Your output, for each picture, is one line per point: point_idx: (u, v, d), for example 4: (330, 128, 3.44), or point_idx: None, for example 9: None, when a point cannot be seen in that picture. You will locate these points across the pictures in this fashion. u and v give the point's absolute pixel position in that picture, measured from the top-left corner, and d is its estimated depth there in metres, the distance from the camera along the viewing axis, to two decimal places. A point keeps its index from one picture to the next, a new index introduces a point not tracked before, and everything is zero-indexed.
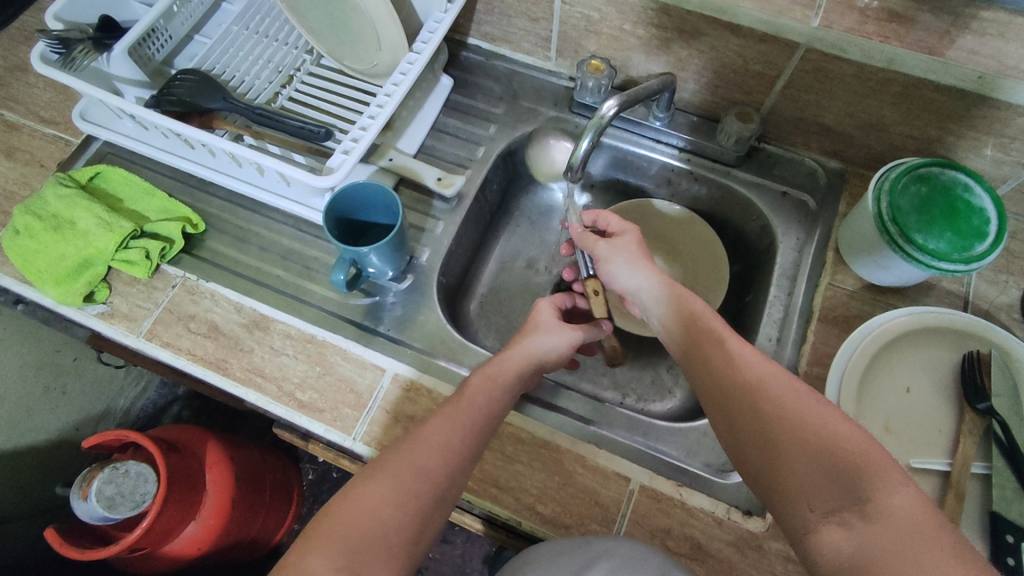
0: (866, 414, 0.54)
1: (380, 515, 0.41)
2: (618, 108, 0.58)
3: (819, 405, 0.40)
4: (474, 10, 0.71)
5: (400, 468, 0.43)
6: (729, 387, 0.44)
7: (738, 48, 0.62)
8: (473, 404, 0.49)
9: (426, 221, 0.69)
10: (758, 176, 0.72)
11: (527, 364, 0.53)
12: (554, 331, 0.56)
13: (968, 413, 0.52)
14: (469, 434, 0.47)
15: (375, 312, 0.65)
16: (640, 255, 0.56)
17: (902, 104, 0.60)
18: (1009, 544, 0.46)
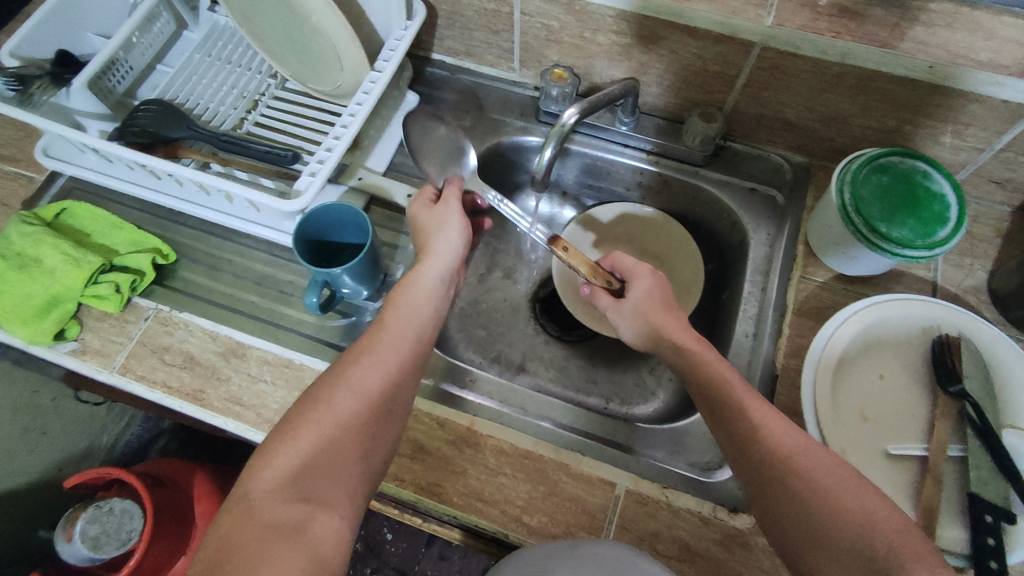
0: (844, 403, 0.54)
1: (321, 435, 0.43)
2: (579, 115, 0.58)
3: (841, 472, 0.42)
4: (435, 26, 0.72)
5: (336, 393, 0.46)
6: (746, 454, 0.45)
7: (696, 50, 0.63)
8: (395, 321, 0.52)
9: (399, 237, 0.68)
10: (726, 174, 0.72)
11: (438, 267, 0.57)
12: (441, 221, 0.59)
13: (942, 397, 0.53)
14: (396, 350, 0.50)
15: (353, 333, 0.64)
16: (653, 311, 0.58)
17: (859, 96, 0.61)
18: (989, 524, 0.46)
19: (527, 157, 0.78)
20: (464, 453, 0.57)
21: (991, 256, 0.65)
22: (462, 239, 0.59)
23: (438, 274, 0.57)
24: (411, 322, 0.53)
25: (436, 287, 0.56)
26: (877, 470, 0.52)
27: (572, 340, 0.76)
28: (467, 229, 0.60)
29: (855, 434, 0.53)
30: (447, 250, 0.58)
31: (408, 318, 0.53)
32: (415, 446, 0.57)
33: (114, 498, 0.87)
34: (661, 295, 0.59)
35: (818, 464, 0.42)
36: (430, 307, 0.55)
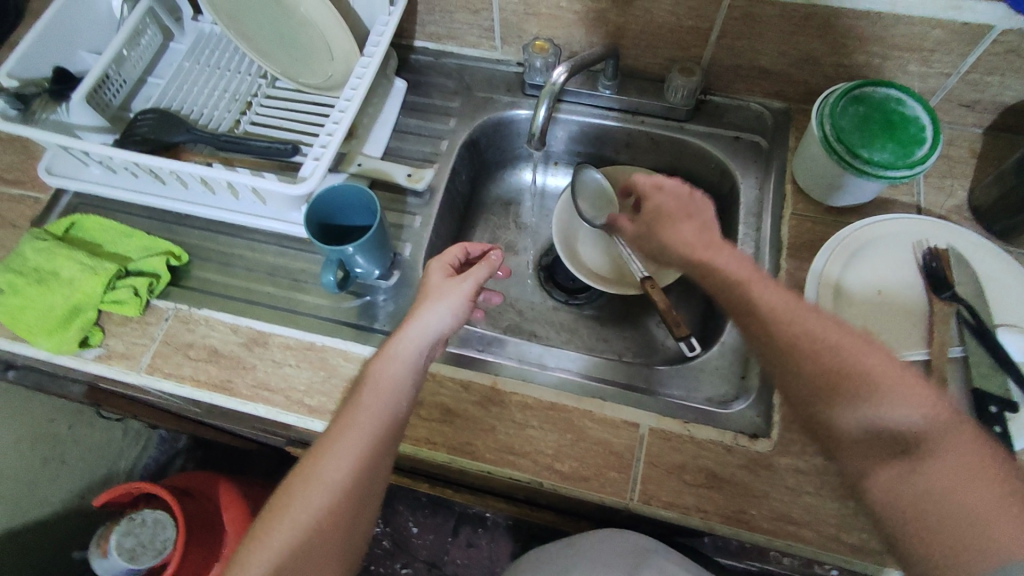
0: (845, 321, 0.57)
1: (301, 538, 0.46)
2: (568, 74, 0.59)
3: (872, 355, 0.46)
4: (416, 12, 0.75)
5: (312, 490, 0.47)
6: (779, 336, 0.48)
7: (670, 8, 0.66)
8: (374, 397, 0.50)
9: (403, 218, 0.70)
10: (710, 126, 0.75)
11: (418, 343, 0.52)
12: (442, 292, 0.55)
13: (936, 303, 0.55)
14: (372, 433, 0.49)
15: (368, 311, 0.66)
16: (455, 309, 0.54)
17: (827, 36, 0.65)
18: (993, 413, 0.49)
19: (518, 132, 0.79)
20: (491, 411, 0.59)
21: (968, 176, 0.68)
22: (453, 317, 0.55)
23: (418, 346, 0.52)
24: (387, 394, 0.50)
25: (414, 362, 0.52)
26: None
27: (579, 303, 0.77)
28: (460, 312, 0.55)
29: None
30: (433, 323, 0.53)
31: (382, 396, 0.50)
32: (444, 409, 0.59)
33: (146, 510, 0.88)
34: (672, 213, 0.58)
35: (872, 364, 0.45)
36: (413, 378, 0.52)
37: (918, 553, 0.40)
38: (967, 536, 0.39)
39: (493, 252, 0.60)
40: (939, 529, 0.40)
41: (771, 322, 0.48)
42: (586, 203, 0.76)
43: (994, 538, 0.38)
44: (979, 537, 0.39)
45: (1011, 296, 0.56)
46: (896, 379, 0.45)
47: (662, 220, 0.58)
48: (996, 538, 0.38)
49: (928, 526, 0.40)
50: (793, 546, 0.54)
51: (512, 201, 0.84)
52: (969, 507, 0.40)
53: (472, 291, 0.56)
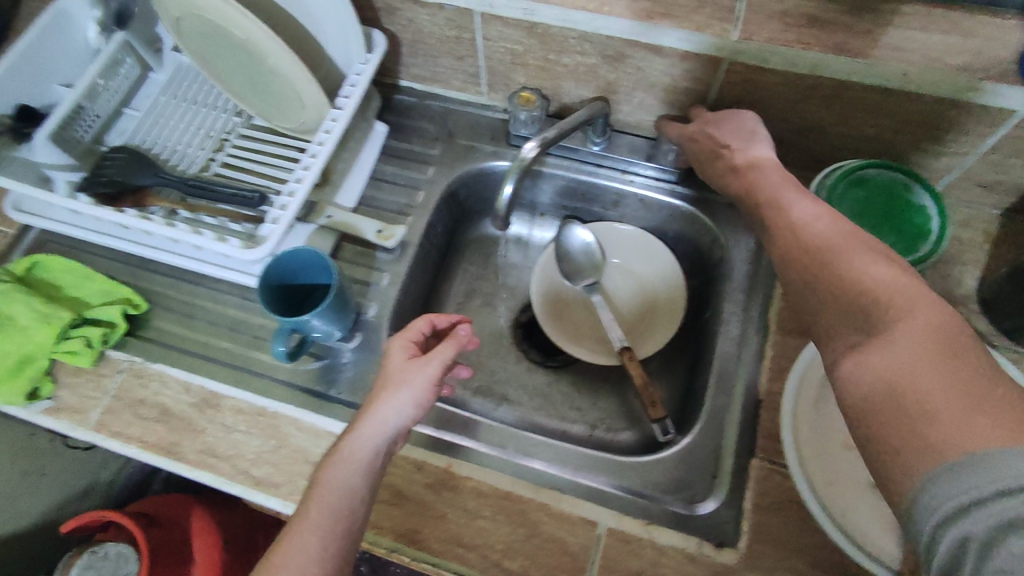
0: (826, 433, 0.54)
1: None
2: (540, 147, 0.56)
3: (860, 256, 0.43)
4: (399, 54, 0.71)
5: None
6: (780, 239, 0.49)
7: (663, 68, 0.61)
8: (321, 510, 0.46)
9: (371, 274, 0.67)
10: (704, 190, 0.70)
11: (376, 441, 0.49)
12: (404, 379, 0.52)
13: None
14: (322, 547, 0.44)
15: (328, 375, 0.63)
16: (418, 398, 0.51)
17: (833, 106, 0.60)
18: None
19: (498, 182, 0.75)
20: (443, 497, 0.56)
21: (980, 263, 0.63)
22: (416, 407, 0.51)
23: (373, 443, 0.49)
24: (336, 506, 0.46)
25: (370, 463, 0.48)
26: (862, 502, 0.51)
27: (555, 365, 0.74)
28: (424, 402, 0.52)
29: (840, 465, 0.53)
30: (393, 415, 0.50)
31: (335, 503, 0.46)
32: (394, 491, 0.56)
33: (107, 543, 0.89)
34: (717, 124, 0.59)
35: (852, 265, 0.43)
36: (367, 482, 0.48)
37: (872, 451, 0.36)
38: (909, 421, 0.34)
39: (460, 326, 0.56)
40: (885, 409, 0.36)
41: (779, 225, 0.49)
42: (569, 268, 0.74)
43: (934, 413, 0.33)
44: (921, 420, 0.34)
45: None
46: (877, 274, 0.41)
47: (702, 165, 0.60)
48: (941, 414, 0.33)
49: (876, 412, 0.36)
50: None
51: (494, 250, 0.80)
52: (918, 388, 0.35)
53: (436, 378, 0.52)
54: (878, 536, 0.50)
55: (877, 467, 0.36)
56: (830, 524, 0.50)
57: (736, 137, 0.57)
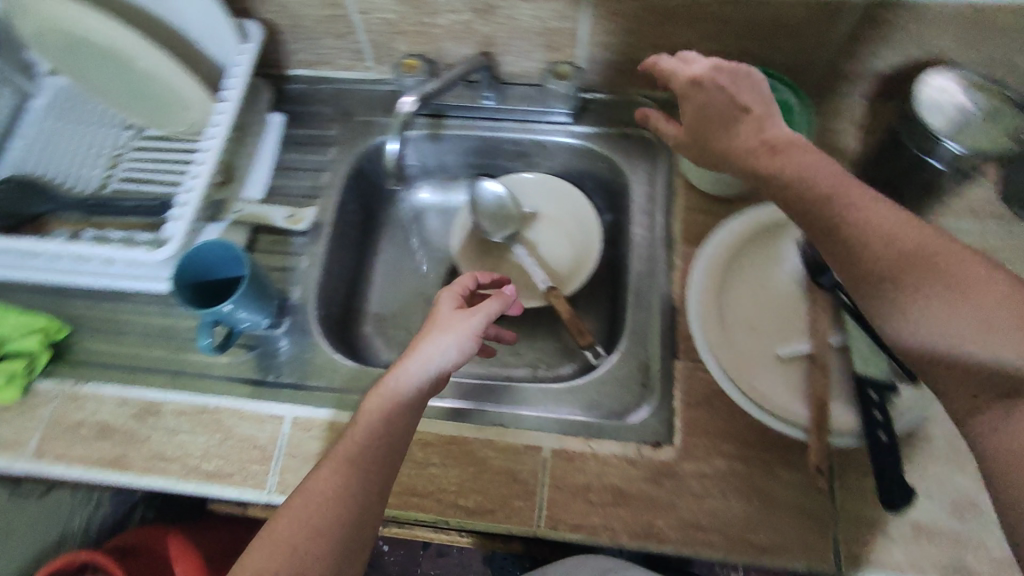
0: (732, 322, 0.59)
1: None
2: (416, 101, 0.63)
3: (979, 277, 0.39)
4: (280, 43, 0.71)
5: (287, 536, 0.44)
6: (810, 196, 0.45)
7: (532, 13, 0.63)
8: (360, 431, 0.48)
9: (288, 260, 0.68)
10: (598, 125, 0.73)
11: (421, 377, 0.50)
12: (450, 325, 0.53)
13: (821, 293, 0.57)
14: (357, 464, 0.46)
15: (264, 362, 0.65)
16: (461, 341, 0.52)
17: (696, 24, 0.62)
18: (875, 398, 0.52)
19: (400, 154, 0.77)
20: None
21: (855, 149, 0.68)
22: (461, 351, 0.52)
23: (417, 378, 0.50)
24: (376, 432, 0.47)
25: (413, 397, 0.49)
26: (770, 374, 0.57)
27: None
28: (468, 347, 0.52)
29: (747, 347, 0.58)
30: (438, 356, 0.51)
31: (377, 430, 0.47)
32: None
33: None
34: (730, 89, 0.52)
35: (912, 241, 0.41)
36: (409, 416, 0.49)
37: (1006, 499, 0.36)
38: None
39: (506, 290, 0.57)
40: None
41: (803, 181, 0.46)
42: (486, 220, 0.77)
43: None
44: None
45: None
46: (940, 257, 0.40)
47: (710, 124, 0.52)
48: None
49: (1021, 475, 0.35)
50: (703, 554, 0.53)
51: (412, 220, 0.81)
52: None
53: (480, 327, 0.53)
54: (788, 400, 0.55)
55: (1003, 511, 0.37)
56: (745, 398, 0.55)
57: (754, 100, 0.51)
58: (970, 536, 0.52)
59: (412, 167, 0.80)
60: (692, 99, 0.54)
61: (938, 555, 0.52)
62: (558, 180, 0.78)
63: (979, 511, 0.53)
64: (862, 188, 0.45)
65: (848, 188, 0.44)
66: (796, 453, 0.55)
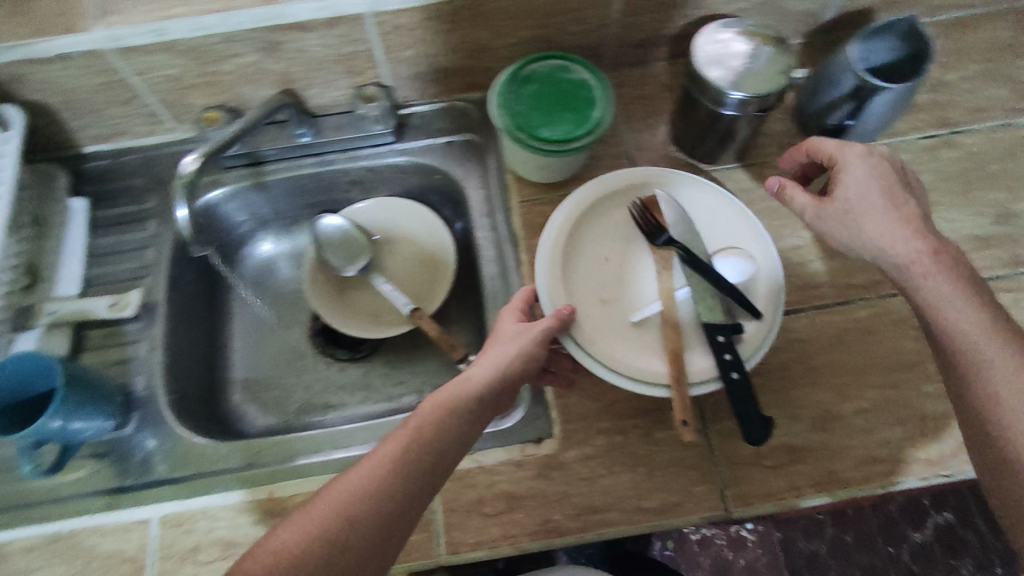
0: (584, 298, 0.59)
1: (319, 540, 0.40)
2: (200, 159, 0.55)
3: None
4: (61, 121, 0.66)
5: (345, 494, 0.42)
6: (944, 289, 0.47)
7: (320, 41, 0.61)
8: (428, 410, 0.46)
9: (125, 350, 0.63)
10: (421, 138, 0.72)
11: (486, 385, 0.47)
12: (509, 336, 0.51)
13: (657, 251, 0.60)
14: (414, 445, 0.44)
15: (122, 465, 0.59)
16: (520, 349, 0.49)
17: (486, 23, 0.62)
18: (723, 342, 0.54)
19: (225, 215, 0.73)
20: (275, 524, 0.55)
21: (664, 110, 0.71)
22: (523, 363, 0.48)
23: (482, 385, 0.47)
24: (444, 421, 0.45)
25: (473, 403, 0.46)
26: (627, 342, 0.57)
27: (365, 355, 0.74)
28: (529, 359, 0.49)
29: (602, 321, 0.58)
30: (495, 365, 0.48)
31: (443, 418, 0.45)
32: (225, 543, 0.55)
33: None
34: (884, 178, 0.50)
35: (1013, 367, 0.45)
36: (469, 418, 0.46)
37: None
38: None
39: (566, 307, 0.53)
40: None
41: (921, 268, 0.48)
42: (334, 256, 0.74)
43: None
44: None
45: (722, 228, 0.61)
46: (1013, 346, 0.46)
47: (847, 214, 0.50)
48: None
49: None
50: (604, 534, 0.54)
51: (262, 274, 0.78)
52: None
53: (543, 339, 0.50)
54: (645, 361, 0.56)
55: None
56: (605, 367, 0.54)
57: (903, 186, 0.50)
58: (833, 445, 0.56)
59: (246, 222, 0.76)
60: (851, 171, 0.50)
61: (811, 472, 0.55)
62: (390, 202, 0.76)
63: (839, 419, 0.56)
64: (948, 257, 0.48)
65: (946, 270, 0.48)
66: (666, 411, 0.57)
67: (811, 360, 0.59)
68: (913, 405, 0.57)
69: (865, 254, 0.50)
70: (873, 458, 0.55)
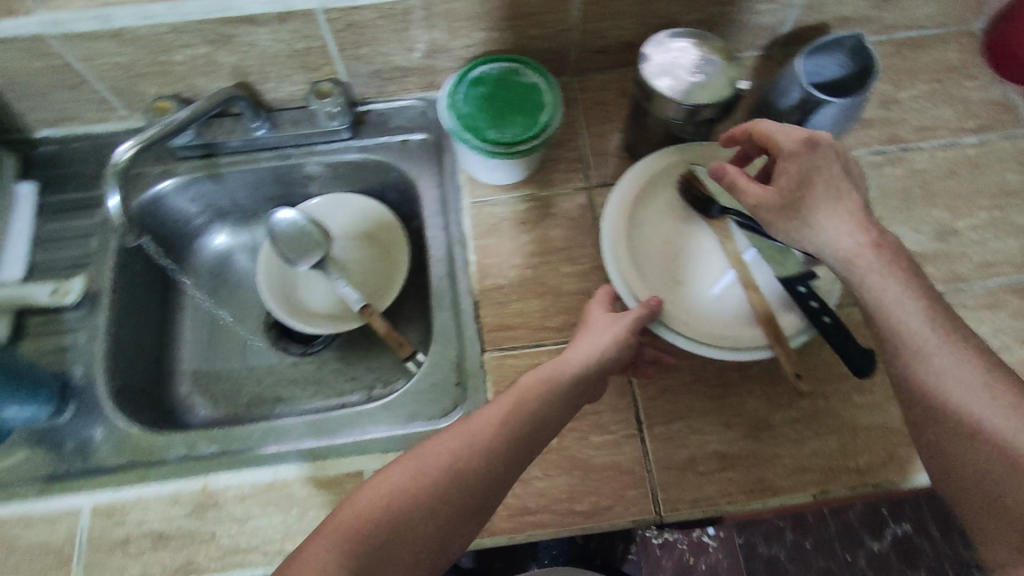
0: (660, 285, 0.59)
1: (414, 498, 0.43)
2: (135, 148, 0.56)
3: None
4: (10, 105, 0.65)
5: (443, 453, 0.45)
6: (879, 281, 0.46)
7: (272, 36, 0.61)
8: (536, 381, 0.50)
9: (65, 338, 0.64)
10: (377, 135, 0.72)
11: (586, 365, 0.50)
12: (604, 323, 0.54)
13: (715, 223, 0.62)
14: (516, 413, 0.47)
15: (55, 453, 0.59)
16: (622, 330, 0.52)
17: (441, 23, 0.62)
18: (804, 292, 0.56)
19: (174, 207, 0.73)
20: (206, 517, 0.55)
21: (621, 116, 0.72)
22: (624, 346, 0.52)
23: (584, 365, 0.50)
24: (551, 394, 0.49)
25: (574, 382, 0.50)
26: (715, 313, 0.58)
27: (317, 350, 0.74)
28: (629, 341, 0.52)
29: (681, 301, 0.59)
30: (600, 346, 0.51)
31: (549, 391, 0.49)
32: (154, 535, 0.55)
33: None
34: (829, 169, 0.48)
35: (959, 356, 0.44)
36: (571, 396, 0.50)
37: None
38: None
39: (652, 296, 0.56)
40: None
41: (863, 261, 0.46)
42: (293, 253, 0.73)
43: None
44: None
45: None
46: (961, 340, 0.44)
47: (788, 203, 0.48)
48: None
49: None
50: (535, 535, 0.55)
51: (215, 266, 0.78)
52: None
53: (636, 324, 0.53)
54: (739, 328, 0.57)
55: None
56: (711, 346, 0.56)
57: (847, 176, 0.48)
58: (765, 452, 0.57)
59: (199, 214, 0.76)
60: (797, 159, 0.48)
61: (742, 479, 0.56)
62: (348, 195, 0.76)
63: (771, 429, 0.57)
64: (890, 251, 0.47)
65: (891, 265, 0.46)
66: (604, 415, 0.58)
67: (745, 368, 0.59)
68: (841, 416, 0.58)
69: (812, 250, 0.49)
70: (802, 468, 0.56)
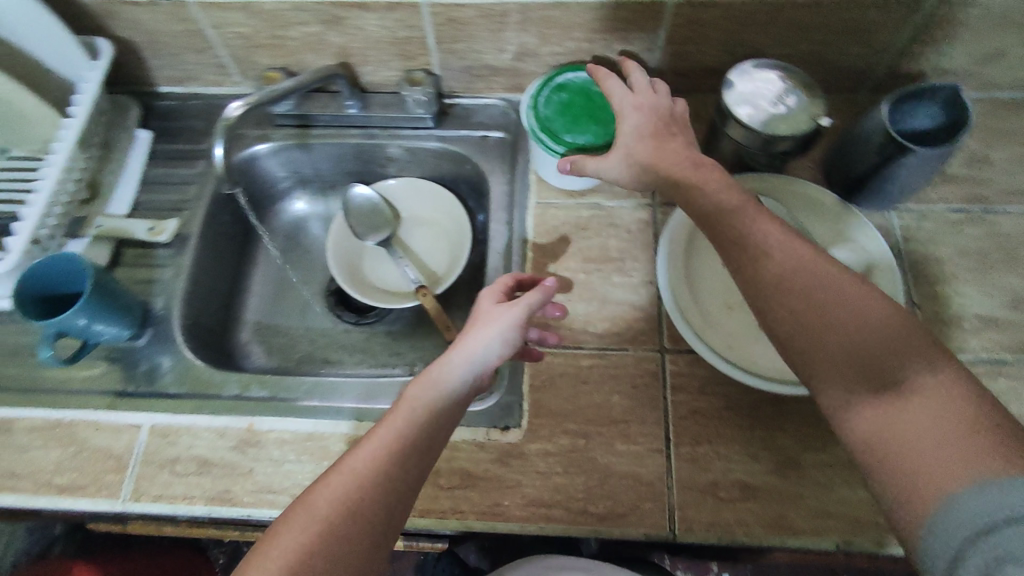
0: (709, 308, 0.61)
1: (332, 518, 0.41)
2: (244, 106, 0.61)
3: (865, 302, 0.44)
4: (143, 59, 0.73)
5: (351, 474, 0.43)
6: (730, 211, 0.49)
7: (378, 23, 0.65)
8: (423, 389, 0.48)
9: (153, 271, 0.70)
10: (459, 128, 0.76)
11: (464, 371, 0.49)
12: (491, 320, 0.52)
13: None
14: (410, 423, 0.46)
15: (128, 373, 0.65)
16: (507, 333, 0.51)
17: (535, 30, 0.65)
18: None
19: (264, 170, 0.79)
20: (247, 454, 0.59)
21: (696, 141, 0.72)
22: (505, 348, 0.51)
23: (463, 370, 0.49)
24: (434, 397, 0.47)
25: (458, 381, 0.49)
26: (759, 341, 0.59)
27: (370, 321, 0.78)
28: (513, 338, 0.52)
29: (729, 327, 0.60)
30: (483, 350, 0.50)
31: (434, 389, 0.48)
32: (199, 461, 0.59)
33: None
34: (655, 132, 0.54)
35: (802, 254, 0.46)
36: (457, 400, 0.49)
37: (894, 494, 0.41)
38: (922, 476, 0.39)
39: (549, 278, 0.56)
40: (899, 472, 0.40)
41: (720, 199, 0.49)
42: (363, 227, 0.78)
43: (936, 468, 0.39)
44: (936, 477, 0.39)
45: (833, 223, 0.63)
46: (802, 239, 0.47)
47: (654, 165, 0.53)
48: (943, 477, 0.39)
49: (892, 473, 0.41)
50: (546, 529, 0.56)
51: (291, 229, 0.84)
52: (907, 426, 0.41)
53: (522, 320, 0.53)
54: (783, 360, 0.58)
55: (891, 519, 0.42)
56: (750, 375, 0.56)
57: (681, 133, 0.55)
58: (791, 490, 0.56)
59: (285, 179, 0.81)
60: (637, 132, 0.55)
61: (764, 513, 0.55)
62: (422, 180, 0.80)
63: (799, 469, 0.56)
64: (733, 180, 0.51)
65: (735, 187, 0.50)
66: (633, 426, 0.59)
67: (784, 403, 0.59)
68: None
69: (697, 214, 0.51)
70: (828, 513, 0.55)
